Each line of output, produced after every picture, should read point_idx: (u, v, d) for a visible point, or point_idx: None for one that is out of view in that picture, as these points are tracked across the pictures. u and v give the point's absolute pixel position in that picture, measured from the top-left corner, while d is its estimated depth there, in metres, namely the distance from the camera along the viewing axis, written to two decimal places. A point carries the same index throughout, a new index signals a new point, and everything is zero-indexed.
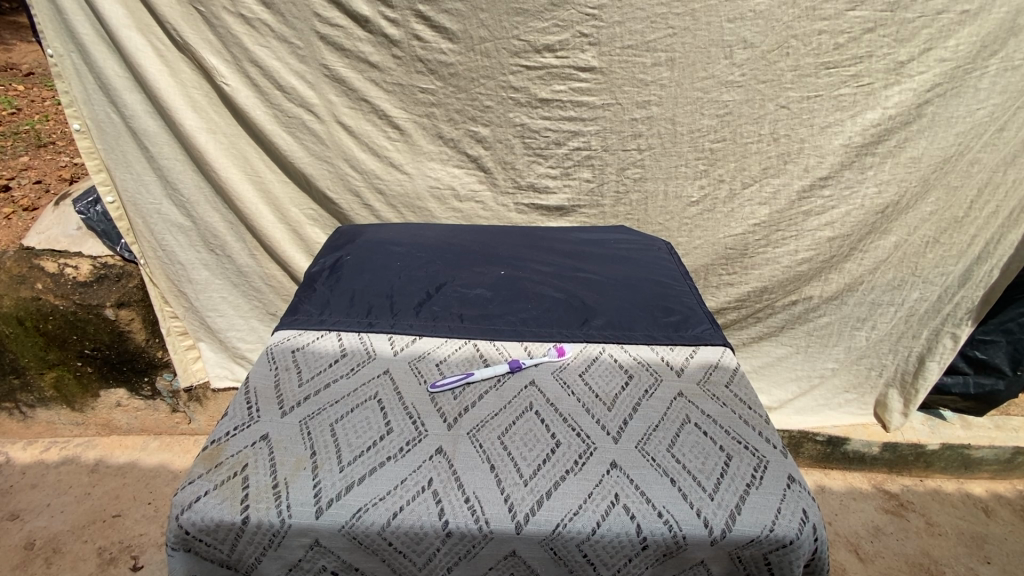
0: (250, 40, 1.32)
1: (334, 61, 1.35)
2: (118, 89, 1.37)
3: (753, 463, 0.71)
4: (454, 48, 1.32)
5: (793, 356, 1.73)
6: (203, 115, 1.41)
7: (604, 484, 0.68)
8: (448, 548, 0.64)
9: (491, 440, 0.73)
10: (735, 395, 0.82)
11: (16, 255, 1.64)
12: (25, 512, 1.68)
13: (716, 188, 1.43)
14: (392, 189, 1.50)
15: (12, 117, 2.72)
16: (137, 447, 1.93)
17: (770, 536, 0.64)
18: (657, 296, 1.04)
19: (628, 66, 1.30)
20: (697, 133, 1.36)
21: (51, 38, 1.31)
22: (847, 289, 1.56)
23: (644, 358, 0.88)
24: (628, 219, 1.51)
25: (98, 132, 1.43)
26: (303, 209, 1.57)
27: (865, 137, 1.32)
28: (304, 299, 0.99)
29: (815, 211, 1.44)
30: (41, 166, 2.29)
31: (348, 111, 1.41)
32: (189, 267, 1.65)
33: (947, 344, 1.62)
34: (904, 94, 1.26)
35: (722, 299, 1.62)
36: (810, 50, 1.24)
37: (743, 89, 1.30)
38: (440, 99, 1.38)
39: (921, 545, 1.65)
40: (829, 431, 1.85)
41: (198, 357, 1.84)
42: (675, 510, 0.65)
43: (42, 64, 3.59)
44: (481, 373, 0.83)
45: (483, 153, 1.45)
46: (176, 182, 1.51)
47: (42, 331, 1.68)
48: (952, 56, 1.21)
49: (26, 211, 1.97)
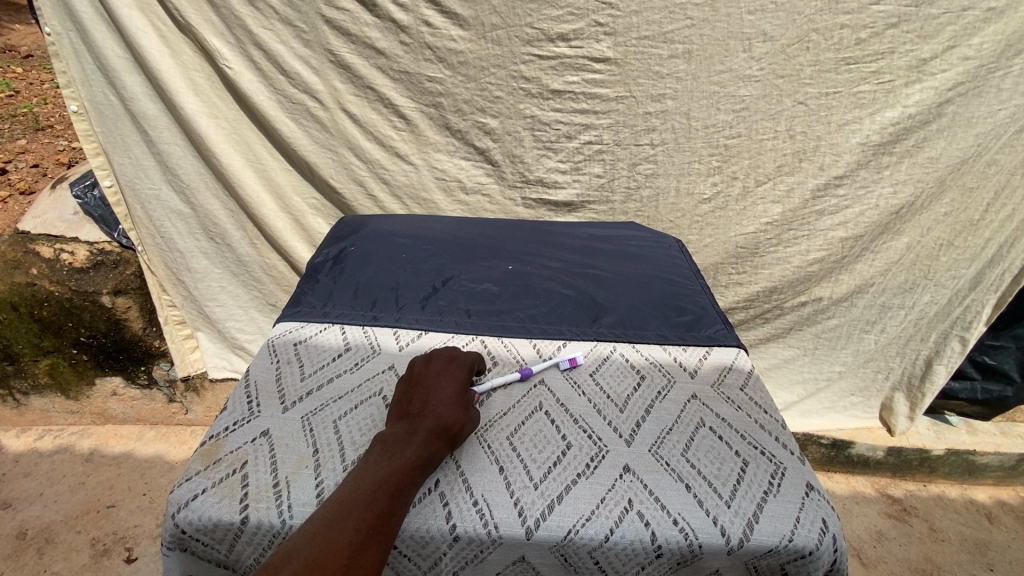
0: (253, 22, 1.29)
1: (339, 46, 1.31)
2: (118, 71, 1.33)
3: (770, 470, 0.68)
4: (464, 35, 1.28)
5: (800, 357, 1.72)
6: (205, 100, 1.38)
7: (616, 489, 0.65)
8: (455, 553, 0.62)
9: (500, 440, 0.71)
10: (750, 398, 0.79)
11: (10, 240, 1.59)
12: (18, 501, 1.66)
13: (730, 185, 1.41)
14: (397, 180, 1.47)
15: (10, 100, 2.68)
16: (132, 437, 1.90)
17: (789, 547, 0.61)
18: (669, 294, 1.01)
19: (643, 58, 1.27)
20: (712, 128, 1.33)
21: (49, 16, 1.27)
22: (858, 290, 1.53)
23: (656, 358, 0.86)
24: (637, 216, 1.48)
25: (97, 115, 1.39)
26: (306, 198, 1.54)
27: (883, 136, 1.29)
28: (307, 290, 0.96)
29: (828, 211, 1.41)
30: (38, 150, 2.25)
31: (353, 99, 1.38)
32: (189, 255, 1.62)
33: (955, 347, 1.60)
34: (925, 93, 1.23)
35: (731, 298, 1.61)
36: (831, 44, 1.21)
37: (760, 83, 1.27)
38: (448, 88, 1.35)
39: (924, 551, 1.63)
40: (834, 434, 1.83)
41: (195, 347, 1.81)
42: (691, 518, 0.62)
43: (40, 46, 3.52)
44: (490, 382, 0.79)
45: (491, 145, 1.42)
46: (176, 168, 1.48)
47: (37, 317, 1.65)
48: (976, 54, 1.18)
49: (23, 194, 1.94)
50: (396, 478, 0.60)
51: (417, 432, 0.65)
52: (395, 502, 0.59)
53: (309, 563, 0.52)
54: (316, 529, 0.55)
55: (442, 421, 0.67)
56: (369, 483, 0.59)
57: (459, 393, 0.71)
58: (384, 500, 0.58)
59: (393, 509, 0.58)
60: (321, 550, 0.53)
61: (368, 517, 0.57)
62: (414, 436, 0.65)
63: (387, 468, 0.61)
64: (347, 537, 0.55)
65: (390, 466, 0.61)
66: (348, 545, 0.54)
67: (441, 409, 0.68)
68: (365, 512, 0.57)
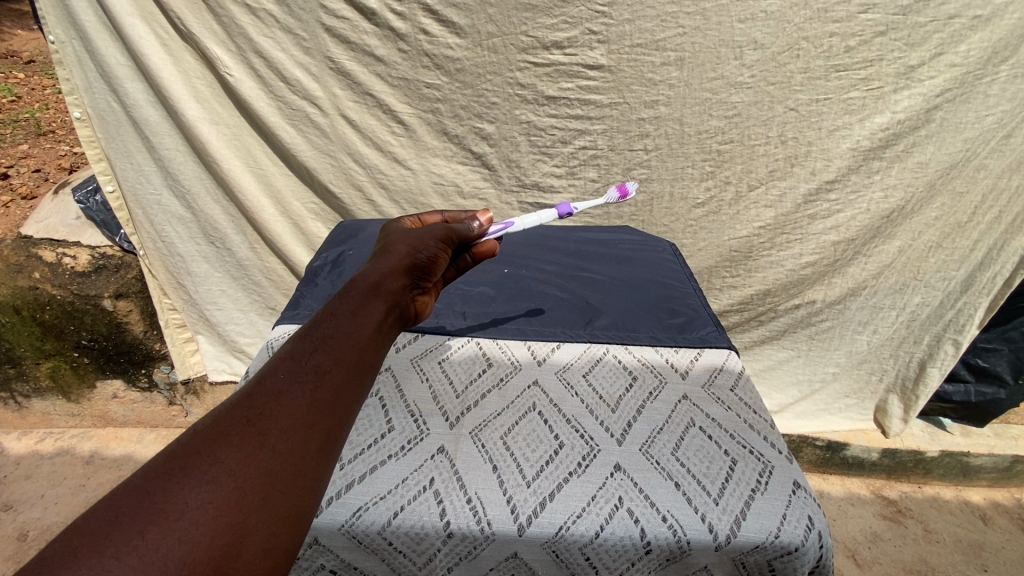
0: (254, 31, 1.31)
1: (338, 54, 1.33)
2: (120, 77, 1.35)
3: (758, 468, 0.70)
4: (461, 43, 1.30)
5: (795, 360, 1.74)
6: (206, 106, 1.40)
7: (607, 487, 0.67)
8: (449, 549, 0.63)
9: (494, 439, 0.72)
10: (740, 398, 0.80)
11: (12, 244, 1.60)
12: (19, 503, 1.67)
13: (723, 190, 1.43)
14: (396, 185, 1.50)
15: (12, 105, 2.70)
16: (132, 439, 1.92)
17: (775, 543, 0.62)
18: (661, 297, 1.03)
19: (637, 65, 1.29)
20: (704, 134, 1.36)
21: (53, 24, 1.29)
22: (851, 293, 1.55)
23: (648, 360, 0.87)
24: (632, 220, 1.51)
25: (100, 121, 1.42)
26: (305, 202, 1.56)
27: (873, 141, 1.31)
28: (306, 293, 0.98)
29: (820, 215, 1.43)
30: (41, 154, 2.28)
31: (352, 105, 1.40)
32: (189, 259, 1.64)
33: (948, 350, 1.61)
34: (913, 99, 1.25)
35: (725, 301, 1.63)
36: (820, 52, 1.23)
37: (752, 90, 1.29)
38: (445, 94, 1.37)
39: (919, 552, 1.64)
40: (829, 436, 1.85)
41: (195, 351, 1.84)
42: (680, 515, 0.64)
43: (43, 51, 3.56)
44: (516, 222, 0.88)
45: (487, 150, 1.44)
46: (177, 174, 1.50)
47: (39, 320, 1.67)
48: (963, 61, 1.19)
49: (25, 199, 1.96)
50: (308, 328, 0.54)
51: (349, 284, 0.61)
52: (320, 363, 0.51)
53: (204, 429, 0.44)
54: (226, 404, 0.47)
55: (384, 257, 0.68)
56: (289, 352, 0.51)
57: (407, 232, 0.74)
58: (305, 364, 0.50)
59: (318, 373, 0.50)
60: (222, 417, 0.45)
61: (280, 382, 0.48)
62: (344, 292, 0.60)
63: (307, 334, 0.53)
64: (249, 390, 0.47)
65: (314, 334, 0.53)
66: (249, 398, 0.47)
67: (387, 246, 0.71)
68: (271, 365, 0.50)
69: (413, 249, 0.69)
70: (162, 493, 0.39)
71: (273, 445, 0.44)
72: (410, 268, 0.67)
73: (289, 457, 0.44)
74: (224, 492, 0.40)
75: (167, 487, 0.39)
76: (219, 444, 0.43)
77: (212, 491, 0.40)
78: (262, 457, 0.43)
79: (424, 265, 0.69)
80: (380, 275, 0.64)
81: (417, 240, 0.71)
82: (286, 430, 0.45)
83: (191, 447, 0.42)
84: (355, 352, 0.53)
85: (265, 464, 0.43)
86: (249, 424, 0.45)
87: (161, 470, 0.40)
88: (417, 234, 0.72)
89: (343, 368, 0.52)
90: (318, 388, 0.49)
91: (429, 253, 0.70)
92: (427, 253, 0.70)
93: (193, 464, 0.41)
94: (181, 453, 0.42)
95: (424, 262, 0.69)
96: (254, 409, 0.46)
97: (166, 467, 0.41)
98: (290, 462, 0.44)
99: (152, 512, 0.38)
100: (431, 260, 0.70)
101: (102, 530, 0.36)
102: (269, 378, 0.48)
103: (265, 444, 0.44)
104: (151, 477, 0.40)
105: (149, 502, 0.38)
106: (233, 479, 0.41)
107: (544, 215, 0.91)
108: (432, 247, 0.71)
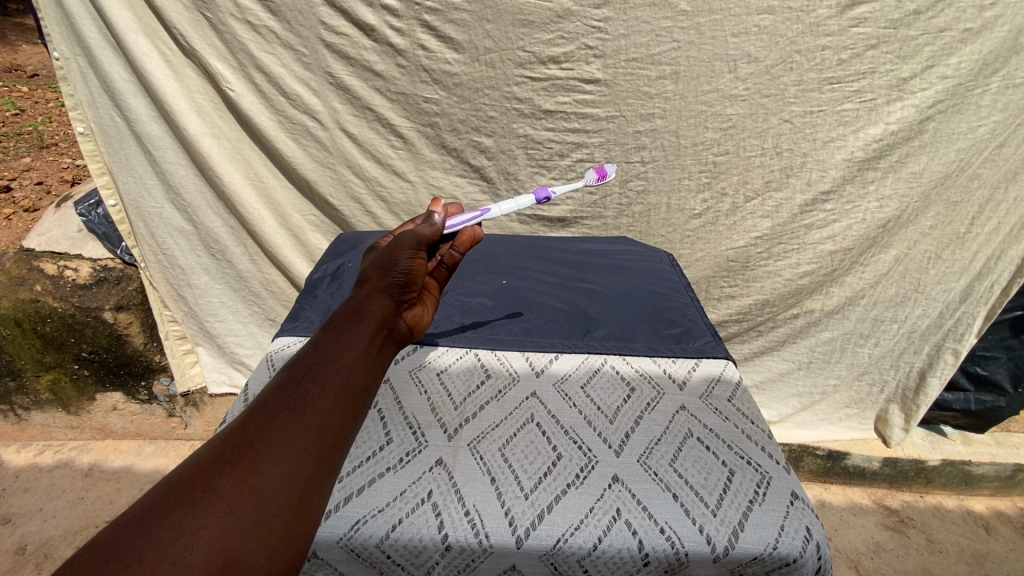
0: (256, 47, 1.32)
1: (338, 69, 1.35)
2: (123, 92, 1.37)
3: (756, 479, 0.70)
4: (459, 58, 1.32)
5: (795, 371, 1.74)
6: (208, 121, 1.42)
7: (605, 498, 0.67)
8: (447, 562, 0.63)
9: (493, 451, 0.73)
10: (737, 409, 0.81)
11: (16, 257, 1.61)
12: (17, 516, 1.67)
13: (719, 201, 1.44)
14: (395, 197, 1.51)
15: (15, 118, 2.73)
16: (132, 452, 1.92)
17: (773, 554, 0.62)
18: (660, 307, 1.03)
19: (632, 79, 1.31)
20: (701, 146, 1.37)
21: (57, 41, 1.31)
22: (850, 302, 1.55)
23: (646, 371, 0.88)
24: (630, 231, 1.52)
25: (102, 135, 1.43)
26: (305, 215, 1.58)
27: (868, 152, 1.32)
28: (306, 305, 0.99)
29: (816, 225, 1.44)
30: (42, 167, 2.29)
31: (351, 119, 1.42)
32: (190, 271, 1.65)
33: (947, 358, 1.61)
34: (907, 110, 1.26)
35: (724, 311, 1.64)
36: (814, 65, 1.25)
37: (747, 103, 1.30)
38: (443, 108, 1.38)
39: (921, 562, 1.63)
40: (829, 445, 1.86)
41: (196, 362, 1.84)
42: (678, 527, 0.64)
43: (47, 65, 3.60)
44: (498, 208, 0.85)
45: (486, 164, 1.45)
46: (178, 187, 1.51)
47: (40, 333, 1.67)
48: (954, 72, 1.21)
49: (26, 211, 1.97)
50: (295, 359, 0.55)
51: (333, 311, 0.62)
52: (309, 387, 0.51)
53: (198, 460, 0.45)
54: (219, 433, 0.48)
55: (364, 282, 0.68)
56: (280, 380, 0.52)
57: (382, 251, 0.73)
58: (296, 391, 0.50)
59: (308, 398, 0.50)
60: (216, 446, 0.46)
61: (271, 410, 0.49)
62: (330, 322, 0.60)
63: (295, 364, 0.54)
64: (242, 419, 0.48)
65: (304, 362, 0.54)
66: (241, 426, 0.47)
67: (363, 270, 0.71)
68: (262, 395, 0.50)
69: (387, 268, 0.69)
70: (157, 519, 0.40)
71: (265, 471, 0.45)
72: (387, 287, 0.68)
73: (282, 481, 0.45)
74: (217, 518, 0.41)
75: (162, 514, 0.40)
76: (217, 473, 0.43)
77: (205, 517, 0.41)
78: (256, 482, 0.44)
79: (402, 280, 0.69)
80: (360, 300, 0.64)
81: (390, 257, 0.70)
82: (279, 454, 0.46)
83: (186, 476, 0.43)
84: (340, 374, 0.54)
85: (257, 488, 0.43)
86: (241, 452, 0.45)
87: (156, 500, 0.41)
88: (389, 250, 0.71)
89: (335, 392, 0.52)
90: (304, 414, 0.49)
91: (405, 267, 0.69)
92: (402, 267, 0.69)
93: (186, 493, 0.42)
94: (177, 482, 0.42)
95: (402, 278, 0.69)
96: (247, 437, 0.46)
97: (162, 497, 0.41)
98: (281, 485, 0.45)
99: (147, 539, 0.39)
100: (408, 273, 0.69)
101: (101, 558, 0.37)
102: (261, 407, 0.49)
103: (258, 470, 0.44)
104: (144, 506, 0.40)
105: (144, 531, 0.39)
106: (226, 505, 0.42)
107: (523, 201, 0.90)
108: (406, 259, 0.70)
